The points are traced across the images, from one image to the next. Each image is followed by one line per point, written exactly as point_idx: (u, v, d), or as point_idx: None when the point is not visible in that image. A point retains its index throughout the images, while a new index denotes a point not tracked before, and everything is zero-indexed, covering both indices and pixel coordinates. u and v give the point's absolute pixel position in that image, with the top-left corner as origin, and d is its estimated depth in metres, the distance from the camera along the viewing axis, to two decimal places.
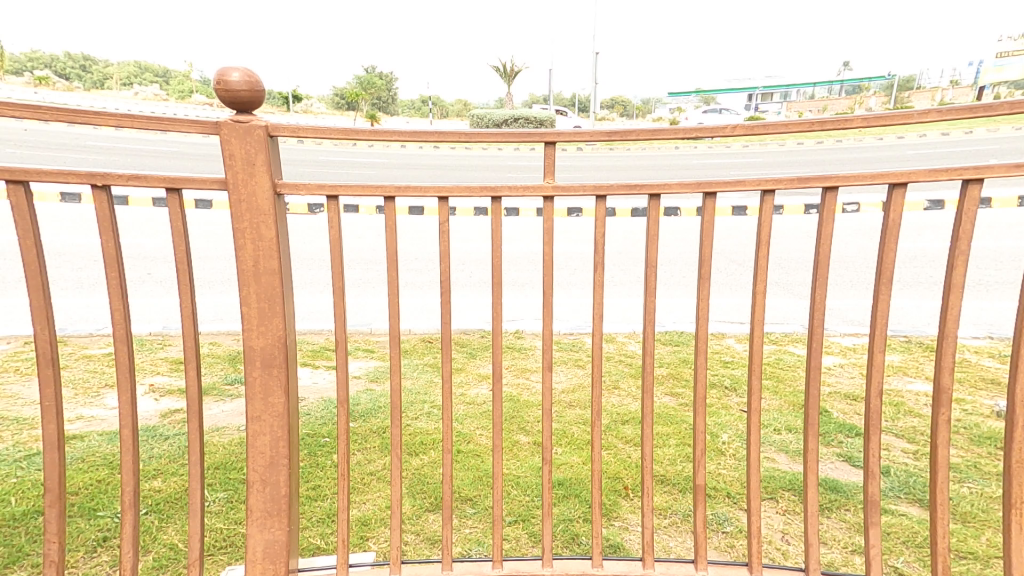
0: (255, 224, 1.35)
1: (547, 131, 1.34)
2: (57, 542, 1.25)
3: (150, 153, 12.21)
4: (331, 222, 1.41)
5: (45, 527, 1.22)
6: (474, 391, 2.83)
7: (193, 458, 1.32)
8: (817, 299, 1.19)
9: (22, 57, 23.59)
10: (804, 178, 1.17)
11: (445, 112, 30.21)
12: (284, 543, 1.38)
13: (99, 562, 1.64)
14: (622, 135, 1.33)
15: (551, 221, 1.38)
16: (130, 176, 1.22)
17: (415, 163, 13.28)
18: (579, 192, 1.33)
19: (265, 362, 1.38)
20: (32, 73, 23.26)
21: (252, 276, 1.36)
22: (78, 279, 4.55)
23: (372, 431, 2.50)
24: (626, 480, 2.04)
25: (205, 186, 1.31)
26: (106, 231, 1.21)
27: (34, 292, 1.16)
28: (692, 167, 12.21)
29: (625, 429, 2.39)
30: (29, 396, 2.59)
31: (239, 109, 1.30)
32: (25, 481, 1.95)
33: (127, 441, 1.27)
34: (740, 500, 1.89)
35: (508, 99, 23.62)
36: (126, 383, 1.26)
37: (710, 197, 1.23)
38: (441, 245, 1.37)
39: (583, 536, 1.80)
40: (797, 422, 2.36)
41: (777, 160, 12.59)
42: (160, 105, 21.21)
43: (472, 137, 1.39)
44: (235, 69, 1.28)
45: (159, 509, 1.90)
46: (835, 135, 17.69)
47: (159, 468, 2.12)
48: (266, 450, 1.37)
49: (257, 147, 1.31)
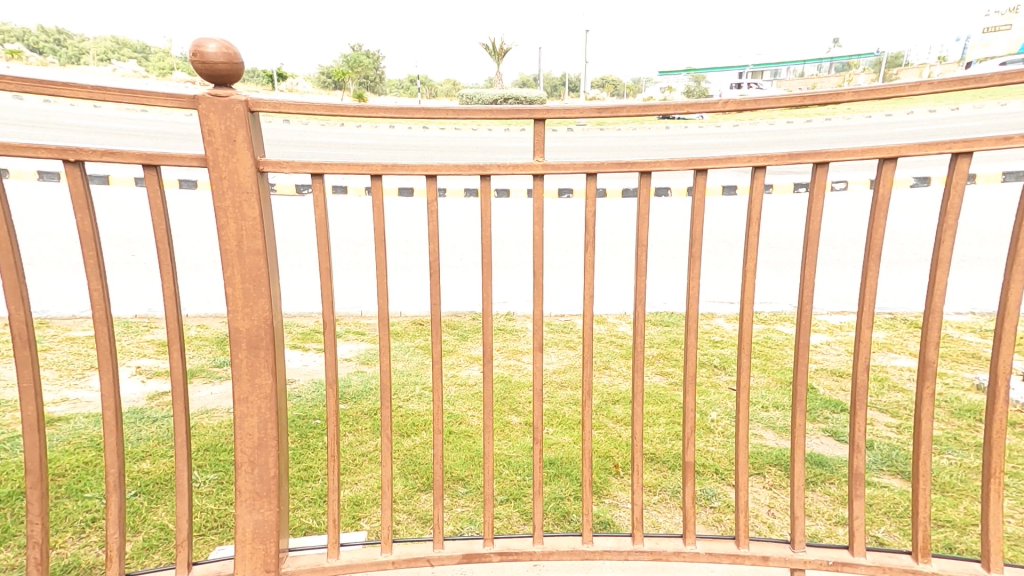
0: (237, 202, 1.31)
1: (536, 107, 1.31)
2: (40, 523, 1.22)
3: (130, 131, 11.87)
4: (316, 201, 1.37)
5: (27, 509, 1.19)
6: (466, 372, 2.83)
7: (179, 440, 1.30)
8: (807, 277, 1.18)
9: None
10: (795, 153, 1.15)
11: (435, 93, 29.68)
12: (274, 523, 1.36)
13: (88, 543, 1.63)
14: (613, 112, 1.30)
15: (541, 200, 1.35)
16: (104, 151, 1.17)
17: (404, 144, 13.06)
18: (569, 169, 1.30)
19: (251, 344, 1.36)
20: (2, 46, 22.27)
21: (236, 256, 1.34)
22: (58, 261, 4.43)
23: (363, 413, 2.49)
24: (616, 459, 2.07)
25: (184, 163, 1.26)
26: (81, 209, 1.16)
27: (7, 271, 1.11)
28: (684, 146, 12.16)
29: (615, 409, 2.41)
30: (10, 378, 2.54)
31: (218, 83, 1.25)
32: (10, 463, 1.92)
33: (110, 423, 1.24)
34: (728, 476, 1.92)
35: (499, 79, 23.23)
36: (109, 365, 1.23)
37: (701, 174, 1.20)
38: (430, 225, 1.34)
39: (574, 514, 1.82)
40: (784, 400, 2.40)
41: (769, 139, 12.56)
42: (139, 81, 20.55)
43: (458, 113, 1.35)
44: (212, 40, 1.22)
45: (148, 491, 1.89)
46: (826, 115, 17.70)
47: (147, 449, 2.11)
48: (254, 432, 1.36)
49: (237, 122, 1.27)
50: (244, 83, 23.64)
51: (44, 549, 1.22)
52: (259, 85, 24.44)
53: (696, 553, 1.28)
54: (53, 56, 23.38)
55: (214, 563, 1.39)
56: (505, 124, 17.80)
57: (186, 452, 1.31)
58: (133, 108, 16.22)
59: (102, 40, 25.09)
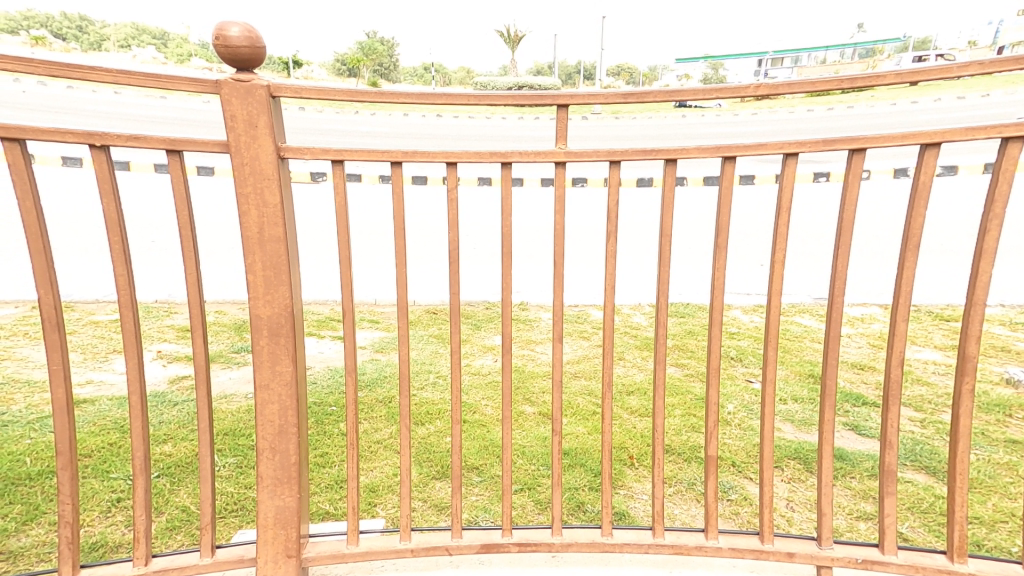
0: (258, 189, 1.32)
1: (560, 93, 1.28)
2: (71, 504, 1.21)
3: (147, 117, 11.99)
4: (336, 189, 1.37)
5: (58, 489, 1.19)
6: (480, 361, 2.84)
7: (203, 425, 1.31)
8: (839, 269, 1.15)
9: (17, 15, 23.15)
10: (830, 139, 1.11)
11: (447, 80, 29.52)
12: (296, 509, 1.35)
13: (114, 522, 1.68)
14: (638, 97, 1.27)
15: (563, 188, 1.33)
16: (129, 136, 1.17)
17: (417, 131, 13.01)
18: (592, 157, 1.28)
19: (271, 331, 1.37)
20: (24, 32, 22.65)
21: (257, 243, 1.35)
22: (77, 246, 4.50)
23: (378, 401, 2.51)
24: (631, 450, 2.06)
25: (207, 149, 1.26)
26: (106, 194, 1.17)
27: (37, 256, 1.12)
28: (700, 135, 11.94)
29: (630, 400, 2.40)
30: (38, 360, 2.60)
31: (240, 68, 1.24)
32: (39, 443, 1.97)
33: (137, 407, 1.25)
34: (745, 469, 1.91)
35: (512, 66, 22.98)
36: (134, 349, 1.24)
37: (729, 162, 1.17)
38: (451, 213, 1.34)
39: (589, 504, 1.83)
40: (803, 393, 2.37)
41: (788, 127, 12.30)
42: (156, 67, 20.76)
43: (480, 98, 1.33)
44: (234, 23, 1.21)
45: (170, 473, 1.93)
46: (847, 102, 17.23)
47: (169, 432, 2.14)
48: (275, 419, 1.37)
49: (259, 108, 1.27)
50: (259, 70, 23.76)
51: (75, 528, 1.21)
52: (274, 72, 24.52)
53: (718, 548, 1.27)
54: (75, 42, 23.73)
55: (237, 546, 1.37)
56: (518, 112, 17.65)
57: (209, 437, 1.32)
58: (149, 94, 16.37)
59: (121, 27, 25.36)
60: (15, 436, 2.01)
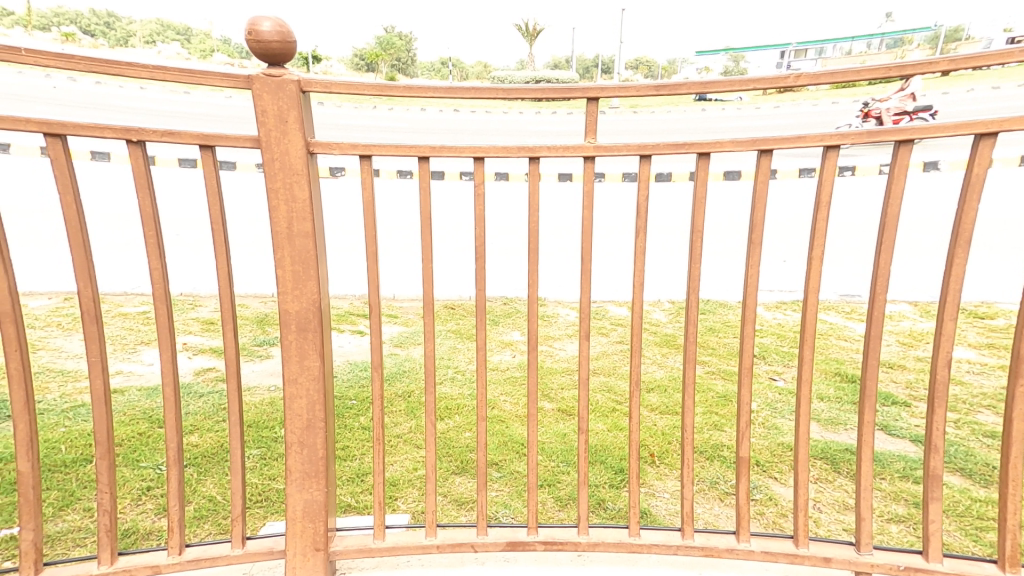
0: (288, 184, 1.33)
1: (590, 85, 1.26)
2: (109, 492, 1.21)
3: (168, 112, 12.19)
4: (364, 184, 1.38)
5: (97, 476, 1.19)
6: (498, 357, 2.84)
7: (234, 417, 1.32)
8: (881, 263, 1.12)
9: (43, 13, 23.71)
10: (874, 130, 1.08)
11: (463, 75, 29.54)
12: (324, 502, 1.35)
13: (144, 510, 1.73)
14: (672, 89, 1.25)
15: (591, 183, 1.32)
16: (164, 132, 1.18)
17: (431, 126, 13.03)
18: (622, 151, 1.26)
19: (299, 326, 1.39)
20: (50, 30, 23.19)
21: (286, 239, 1.37)
22: (103, 239, 4.60)
23: (398, 395, 2.53)
24: (651, 448, 2.05)
25: (239, 144, 1.28)
26: (142, 189, 1.19)
27: (77, 249, 1.14)
28: (717, 129, 11.76)
29: (650, 397, 2.38)
30: (71, 350, 2.67)
31: (271, 62, 1.24)
32: (73, 431, 2.02)
33: (170, 398, 1.26)
34: (770, 469, 1.89)
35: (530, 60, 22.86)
36: (167, 341, 1.25)
37: (765, 155, 1.14)
38: (478, 209, 1.34)
39: (610, 501, 1.82)
40: (830, 391, 2.34)
41: (809, 121, 12.04)
42: (176, 62, 21.09)
43: (508, 92, 1.32)
44: (266, 18, 1.21)
45: (197, 463, 1.97)
46: (872, 95, 16.81)
47: (196, 423, 2.19)
48: (303, 413, 1.38)
49: (289, 103, 1.27)
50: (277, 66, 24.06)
51: (114, 516, 1.21)
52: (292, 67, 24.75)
53: (750, 551, 1.26)
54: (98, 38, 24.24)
55: (267, 537, 1.35)
56: (534, 106, 17.58)
57: (239, 430, 1.33)
58: (171, 89, 16.67)
59: (143, 24, 25.81)
60: (51, 423, 2.06)
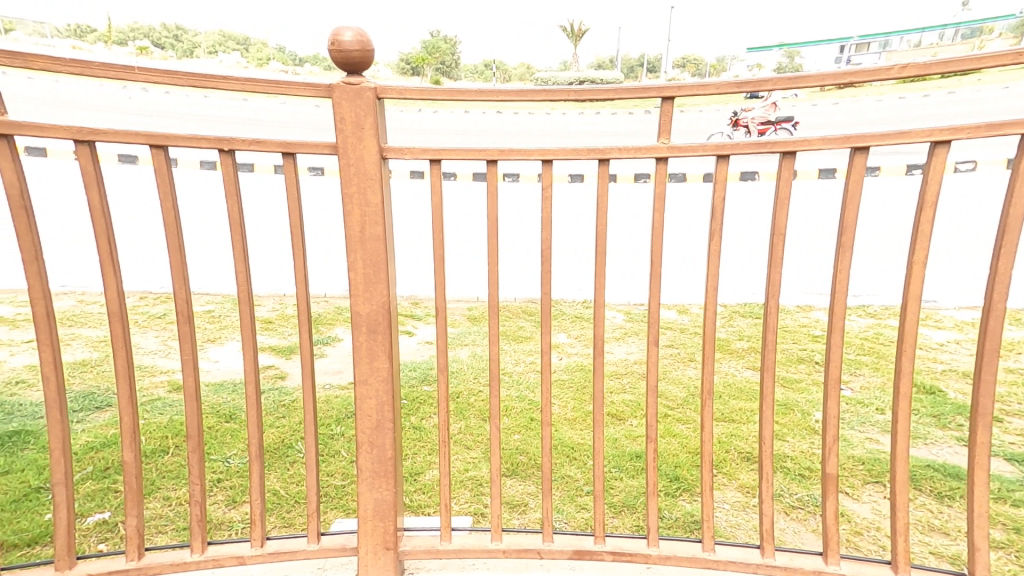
0: (362, 189, 1.37)
1: (667, 85, 1.23)
2: (199, 484, 1.26)
3: (219, 116, 12.81)
4: (433, 188, 1.39)
5: (189, 469, 1.25)
6: (544, 359, 2.84)
7: (309, 417, 1.36)
8: (998, 270, 1.06)
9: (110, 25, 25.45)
10: (991, 125, 1.01)
11: (502, 76, 29.75)
12: (393, 502, 1.37)
13: (216, 500, 1.83)
14: (756, 86, 1.20)
15: (662, 185, 1.29)
16: (252, 141, 1.24)
17: (468, 127, 13.19)
18: (698, 151, 1.21)
19: (370, 327, 1.43)
20: (114, 41, 24.80)
21: (359, 242, 1.40)
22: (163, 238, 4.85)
23: (446, 396, 2.57)
24: (708, 457, 2.01)
25: (318, 151, 1.32)
26: (231, 195, 1.24)
27: (174, 253, 1.20)
28: (760, 127, 11.38)
29: (704, 404, 2.34)
30: (146, 347, 2.83)
31: (351, 71, 1.28)
32: (152, 423, 2.14)
33: (252, 396, 1.30)
34: (839, 482, 1.82)
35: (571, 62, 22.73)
36: (250, 340, 1.30)
37: (860, 152, 1.04)
38: (545, 212, 1.34)
39: (665, 510, 1.79)
40: (902, 404, 2.24)
41: (861, 118, 11.44)
42: (226, 68, 22.13)
43: (581, 93, 1.30)
44: (347, 28, 1.25)
45: (261, 457, 2.06)
46: (934, 90, 15.90)
47: (259, 419, 2.28)
48: (372, 413, 1.42)
49: (366, 110, 1.31)
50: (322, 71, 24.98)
51: (203, 506, 1.26)
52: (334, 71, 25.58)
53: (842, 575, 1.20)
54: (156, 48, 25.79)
55: (339, 535, 1.39)
56: (574, 107, 17.58)
57: (314, 429, 1.37)
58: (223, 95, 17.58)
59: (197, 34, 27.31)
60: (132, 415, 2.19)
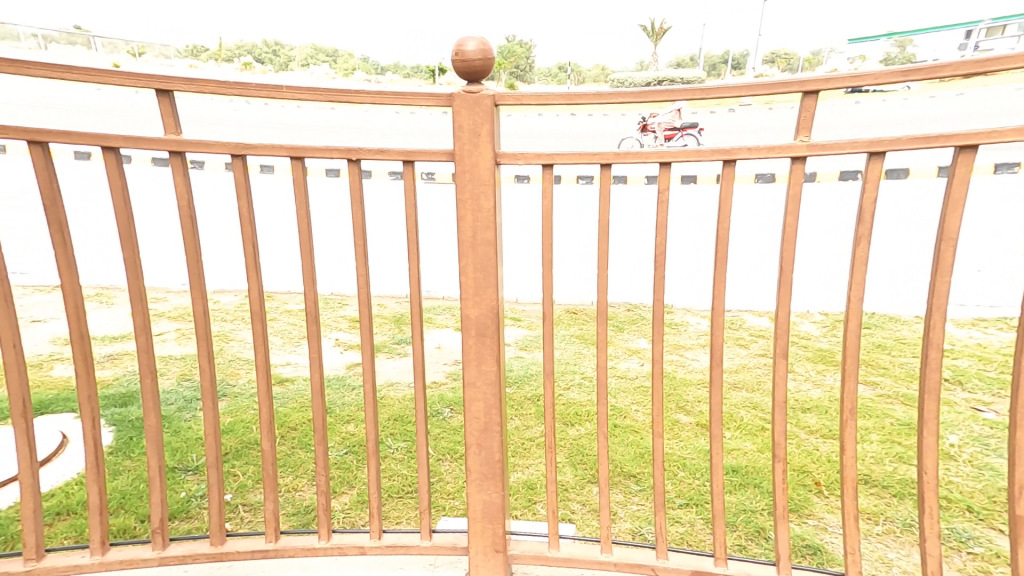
0: (475, 194, 1.39)
1: (809, 78, 1.12)
2: (325, 476, 1.33)
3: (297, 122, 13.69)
4: (544, 193, 1.37)
5: (317, 462, 1.31)
6: (625, 365, 2.79)
7: (421, 419, 1.39)
8: None
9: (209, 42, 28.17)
10: None
11: (578, 78, 29.69)
12: (501, 506, 1.38)
13: (317, 489, 1.94)
14: (924, 74, 1.07)
15: (799, 187, 1.13)
16: (376, 150, 1.29)
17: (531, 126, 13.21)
18: (847, 149, 1.08)
19: (479, 331, 1.44)
20: (212, 54, 27.38)
21: (470, 247, 1.42)
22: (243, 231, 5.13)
23: (526, 399, 2.58)
24: (815, 476, 1.87)
25: (435, 157, 1.36)
26: (355, 204, 1.32)
27: (304, 255, 1.24)
28: (849, 120, 10.52)
29: (806, 419, 2.20)
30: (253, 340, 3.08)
31: (472, 79, 1.30)
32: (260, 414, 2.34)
33: (369, 399, 1.28)
34: (989, 518, 1.74)
35: (651, 60, 22.90)
36: (369, 342, 1.29)
37: None
38: (660, 216, 1.25)
39: (770, 531, 1.68)
40: None
41: (969, 107, 10.25)
42: (306, 74, 23.80)
43: (710, 91, 1.22)
44: (471, 38, 1.27)
45: (355, 451, 2.14)
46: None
47: (351, 414, 2.38)
48: (480, 416, 1.43)
49: (484, 116, 1.32)
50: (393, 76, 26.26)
51: (328, 497, 1.33)
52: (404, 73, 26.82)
53: None
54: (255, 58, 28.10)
55: (449, 533, 1.44)
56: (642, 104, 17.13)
57: (425, 430, 1.41)
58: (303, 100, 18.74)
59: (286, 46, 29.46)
60: (243, 405, 2.42)
